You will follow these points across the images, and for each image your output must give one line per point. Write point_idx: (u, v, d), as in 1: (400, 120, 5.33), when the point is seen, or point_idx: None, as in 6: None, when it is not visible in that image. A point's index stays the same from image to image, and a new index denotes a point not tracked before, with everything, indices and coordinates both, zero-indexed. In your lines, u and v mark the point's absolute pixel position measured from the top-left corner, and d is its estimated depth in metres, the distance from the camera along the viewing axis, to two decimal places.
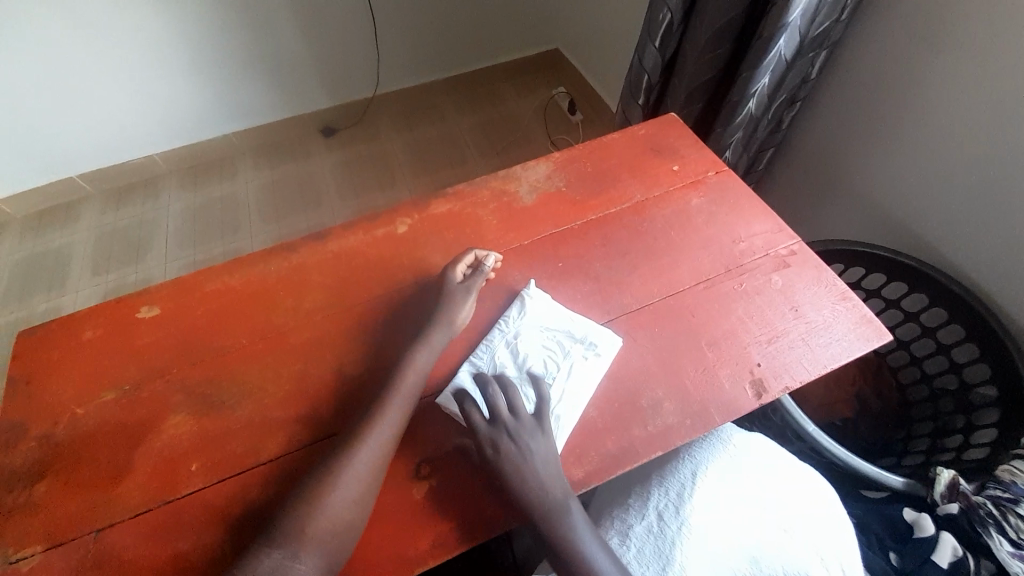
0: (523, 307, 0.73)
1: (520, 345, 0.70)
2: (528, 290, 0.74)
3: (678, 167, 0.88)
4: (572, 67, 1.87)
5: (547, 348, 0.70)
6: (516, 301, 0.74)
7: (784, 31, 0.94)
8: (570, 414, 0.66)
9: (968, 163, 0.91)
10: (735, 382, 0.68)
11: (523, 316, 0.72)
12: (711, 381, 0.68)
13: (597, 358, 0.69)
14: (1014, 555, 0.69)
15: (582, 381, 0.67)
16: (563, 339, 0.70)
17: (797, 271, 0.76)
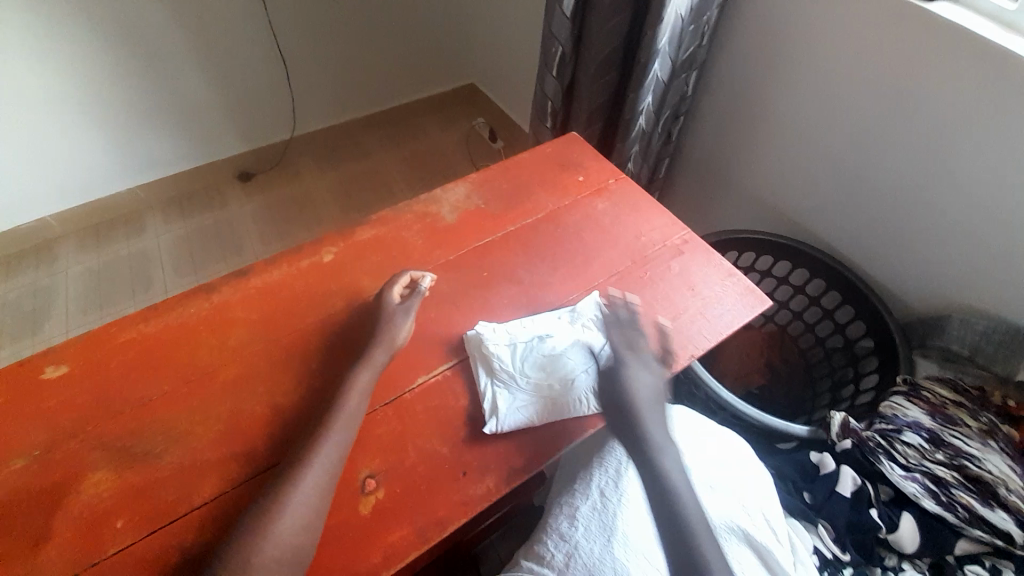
0: (501, 407, 0.68)
1: (544, 386, 0.70)
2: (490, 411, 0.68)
3: (583, 178, 0.98)
4: (486, 99, 2.00)
5: (531, 370, 0.72)
6: (502, 416, 0.68)
7: (657, 56, 1.09)
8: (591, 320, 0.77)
9: (818, 154, 1.09)
10: (626, 316, 0.78)
11: (508, 408, 0.68)
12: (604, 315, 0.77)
13: (508, 326, 0.76)
14: (907, 477, 0.79)
15: (552, 330, 0.76)
16: (513, 355, 0.72)
17: (691, 256, 0.87)
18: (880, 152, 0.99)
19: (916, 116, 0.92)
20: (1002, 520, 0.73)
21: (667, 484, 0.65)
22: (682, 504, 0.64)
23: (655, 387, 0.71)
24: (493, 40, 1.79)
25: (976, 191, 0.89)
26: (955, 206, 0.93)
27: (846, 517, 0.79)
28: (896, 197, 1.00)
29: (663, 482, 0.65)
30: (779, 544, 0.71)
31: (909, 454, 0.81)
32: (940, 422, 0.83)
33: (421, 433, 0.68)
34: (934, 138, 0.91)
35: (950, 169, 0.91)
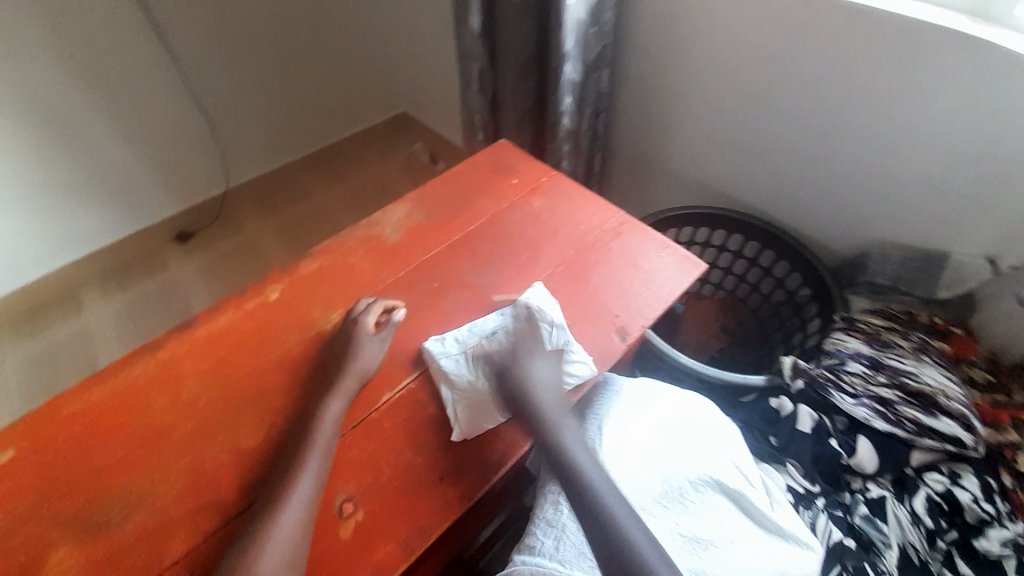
0: (462, 415, 0.69)
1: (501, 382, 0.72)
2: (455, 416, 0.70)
3: (518, 179, 1.01)
4: (419, 124, 2.03)
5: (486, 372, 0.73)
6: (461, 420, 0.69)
7: (567, 58, 1.15)
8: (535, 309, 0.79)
9: (731, 126, 1.17)
10: (529, 312, 0.79)
11: (471, 414, 0.69)
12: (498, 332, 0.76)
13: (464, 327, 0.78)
14: (857, 404, 0.82)
15: (500, 325, 0.77)
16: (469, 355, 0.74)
17: (628, 236, 0.91)
18: (782, 117, 1.08)
19: (806, 77, 1.00)
20: (945, 426, 0.78)
21: (581, 482, 0.66)
22: (597, 495, 0.65)
23: (546, 388, 0.71)
24: (416, 65, 1.83)
25: (868, 137, 0.98)
26: (856, 153, 1.01)
27: (810, 452, 0.82)
28: (805, 154, 1.08)
29: (577, 479, 0.66)
30: (754, 490, 0.74)
31: (855, 381, 0.84)
32: (876, 348, 0.89)
33: (392, 450, 0.67)
34: (825, 96, 1.00)
35: (843, 121, 1.00)
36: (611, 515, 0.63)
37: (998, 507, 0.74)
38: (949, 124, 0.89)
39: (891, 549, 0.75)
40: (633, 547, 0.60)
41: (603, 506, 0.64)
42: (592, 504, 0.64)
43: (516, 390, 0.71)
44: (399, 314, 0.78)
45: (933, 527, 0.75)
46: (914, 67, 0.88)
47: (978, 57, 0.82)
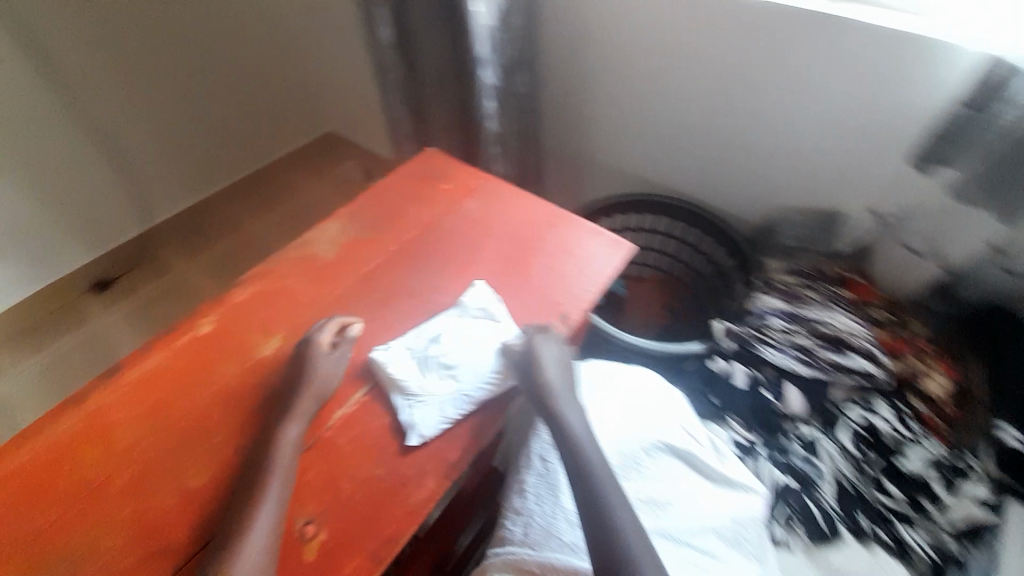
0: (419, 420, 0.69)
1: (449, 381, 0.72)
2: (411, 420, 0.69)
3: (450, 185, 1.01)
4: (347, 141, 1.99)
5: (437, 374, 0.73)
6: (415, 424, 0.69)
7: (484, 63, 1.16)
8: (480, 308, 0.80)
9: (647, 115, 1.23)
10: (476, 311, 0.80)
11: (427, 418, 0.69)
12: (445, 332, 0.77)
13: (413, 333, 0.78)
14: (780, 355, 0.89)
15: (446, 327, 0.78)
16: (417, 359, 0.74)
17: (560, 227, 0.95)
18: (688, 102, 1.15)
19: (705, 64, 1.08)
20: (858, 363, 0.85)
21: (582, 460, 0.67)
22: (594, 472, 0.65)
23: (549, 371, 0.72)
24: (337, 83, 1.81)
25: (763, 114, 1.07)
26: (756, 131, 1.10)
27: (748, 404, 0.89)
28: (715, 135, 1.16)
29: (577, 458, 0.67)
30: (697, 444, 0.79)
31: (777, 335, 0.91)
32: (793, 304, 0.96)
33: (350, 465, 0.67)
34: (721, 79, 1.08)
35: (739, 101, 1.08)
36: (600, 488, 0.64)
37: (913, 428, 0.81)
38: (829, 97, 0.98)
39: (825, 481, 0.79)
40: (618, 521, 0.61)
41: (595, 483, 0.64)
42: (586, 481, 0.65)
43: (523, 375, 0.72)
44: (354, 329, 0.77)
45: (859, 456, 0.81)
46: (794, 48, 0.96)
47: (841, 32, 0.90)
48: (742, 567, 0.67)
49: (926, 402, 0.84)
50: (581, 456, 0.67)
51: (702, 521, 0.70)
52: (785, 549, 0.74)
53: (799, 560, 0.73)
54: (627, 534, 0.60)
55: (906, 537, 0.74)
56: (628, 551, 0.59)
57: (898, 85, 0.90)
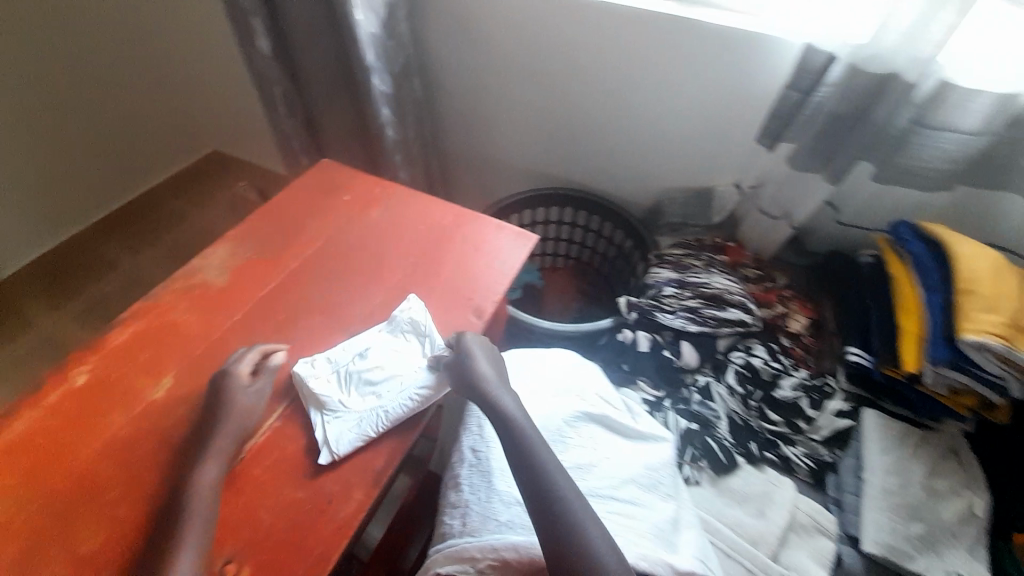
0: (331, 436, 0.67)
1: (369, 398, 0.71)
2: (325, 439, 0.67)
3: (349, 197, 0.96)
4: (236, 159, 1.86)
5: (359, 391, 0.72)
6: (329, 443, 0.66)
7: (372, 71, 1.15)
8: (407, 318, 0.78)
9: (539, 113, 1.30)
10: (403, 323, 0.78)
11: (340, 434, 0.67)
12: (370, 346, 0.75)
13: (339, 346, 0.76)
14: (673, 318, 0.99)
15: (373, 341, 0.76)
16: (340, 375, 0.73)
17: (467, 223, 0.94)
18: (574, 97, 1.23)
19: (583, 63, 1.16)
20: (735, 315, 0.97)
21: (522, 439, 0.68)
22: (533, 448, 0.67)
23: (477, 366, 0.72)
24: (219, 99, 1.70)
25: (639, 104, 1.17)
26: (635, 122, 1.21)
27: (653, 366, 0.99)
28: (601, 128, 1.25)
29: (517, 439, 0.69)
30: (611, 408, 0.86)
31: (670, 301, 1.01)
32: (681, 273, 1.06)
33: (268, 493, 0.63)
34: (600, 75, 1.16)
35: (617, 93, 1.18)
36: (539, 461, 0.66)
37: (785, 363, 0.94)
38: (690, 88, 1.10)
39: (721, 420, 0.90)
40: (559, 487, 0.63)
41: (535, 458, 0.66)
42: (527, 458, 0.66)
43: (455, 376, 0.73)
44: (278, 357, 0.73)
45: (744, 393, 0.93)
46: (657, 45, 1.06)
47: (694, 29, 1.01)
48: (659, 507, 0.74)
49: (792, 338, 0.98)
50: (520, 435, 0.69)
51: (622, 474, 0.76)
52: (695, 485, 0.84)
53: (707, 491, 0.83)
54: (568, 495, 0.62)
55: (788, 454, 0.87)
56: (568, 510, 0.61)
57: (745, 72, 1.03)
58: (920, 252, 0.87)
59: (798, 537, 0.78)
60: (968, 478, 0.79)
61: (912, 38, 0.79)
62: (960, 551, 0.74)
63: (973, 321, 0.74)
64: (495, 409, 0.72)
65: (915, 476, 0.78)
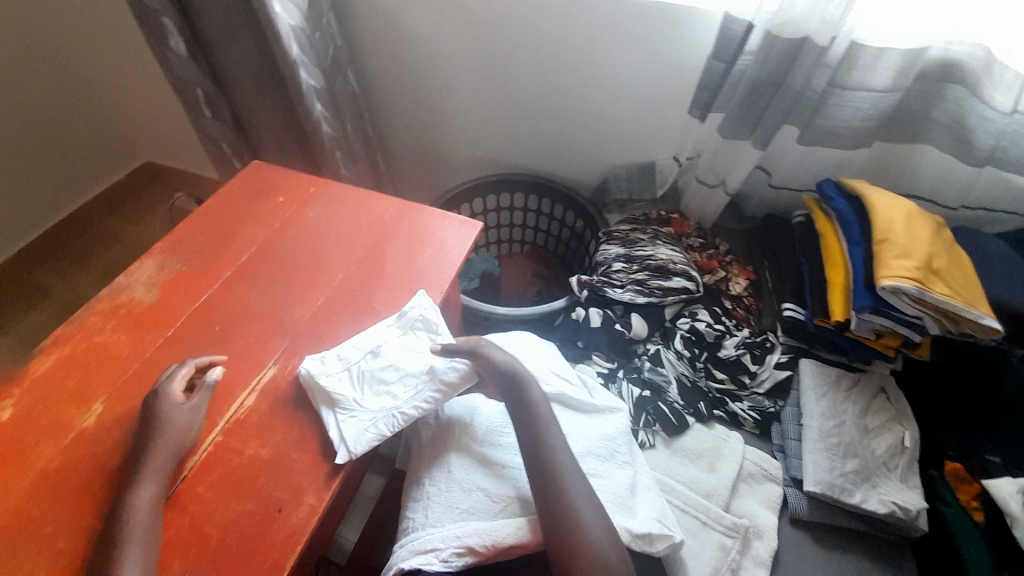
0: (348, 436, 0.66)
1: (387, 399, 0.71)
2: (343, 438, 0.66)
3: (284, 198, 0.93)
4: (178, 171, 1.79)
5: (373, 388, 0.71)
6: (345, 443, 0.65)
7: (299, 65, 1.10)
8: (416, 314, 0.76)
9: (477, 99, 1.29)
10: (415, 318, 0.76)
11: (357, 434, 0.66)
12: (383, 344, 0.74)
13: (351, 343, 0.74)
14: (622, 292, 1.01)
15: (384, 338, 0.75)
16: (355, 373, 0.72)
17: (407, 214, 0.91)
18: (512, 81, 1.22)
19: (516, 44, 1.15)
20: (679, 283, 1.00)
21: (541, 433, 0.71)
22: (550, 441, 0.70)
23: (501, 361, 0.76)
24: (148, 106, 1.61)
25: (576, 84, 1.18)
26: (573, 101, 1.21)
27: (605, 340, 1.00)
28: (541, 109, 1.25)
29: (536, 431, 0.71)
30: (567, 384, 0.87)
31: (619, 276, 1.04)
32: (628, 247, 1.08)
33: (216, 507, 0.62)
34: (535, 57, 1.16)
35: (553, 75, 1.18)
36: (553, 454, 0.69)
37: (727, 324, 0.99)
38: (622, 63, 1.11)
39: (671, 384, 0.94)
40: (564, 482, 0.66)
41: (548, 449, 0.69)
42: (544, 452, 0.69)
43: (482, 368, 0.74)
44: (215, 372, 0.71)
45: (691, 356, 0.97)
46: (585, 23, 1.07)
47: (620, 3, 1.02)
48: (616, 476, 0.75)
49: (733, 300, 1.03)
50: (540, 429, 0.71)
51: (579, 448, 0.78)
52: (650, 449, 0.87)
53: (662, 453, 0.86)
54: (567, 475, 0.67)
55: (735, 409, 0.91)
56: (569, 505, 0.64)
57: (672, 44, 1.05)
58: (844, 209, 0.91)
59: (747, 486, 0.82)
60: (897, 414, 0.86)
61: (819, 3, 0.82)
62: (892, 481, 0.80)
63: (890, 267, 0.77)
64: (522, 403, 0.74)
65: (848, 417, 0.84)
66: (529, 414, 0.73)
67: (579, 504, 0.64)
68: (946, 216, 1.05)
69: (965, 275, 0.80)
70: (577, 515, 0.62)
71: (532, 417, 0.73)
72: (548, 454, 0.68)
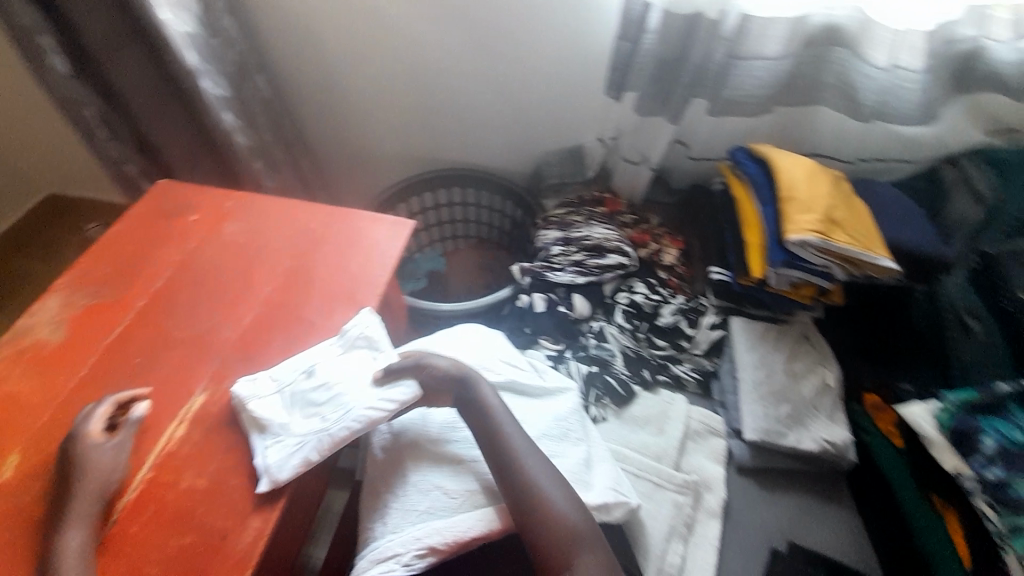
0: (271, 462, 0.62)
1: (317, 423, 0.67)
2: (268, 465, 0.62)
3: (198, 216, 0.88)
4: (88, 202, 1.65)
5: (304, 411, 0.69)
6: (268, 471, 0.62)
7: (199, 75, 1.04)
8: (354, 333, 0.74)
9: (398, 96, 1.27)
10: (354, 337, 0.74)
11: (281, 459, 0.63)
12: (318, 365, 0.71)
13: (286, 364, 0.72)
14: (562, 274, 1.03)
15: (320, 357, 0.72)
16: (286, 397, 0.69)
17: (334, 219, 0.88)
18: (432, 76, 1.21)
19: (427, 39, 1.15)
20: (615, 260, 1.03)
21: (494, 424, 0.71)
22: (501, 432, 0.70)
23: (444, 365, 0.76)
24: (40, 133, 1.48)
25: (495, 74, 1.19)
26: (494, 91, 1.22)
27: (551, 323, 1.02)
28: (463, 102, 1.25)
29: (488, 424, 0.71)
30: (518, 371, 0.87)
31: (557, 259, 1.05)
32: (564, 230, 1.10)
33: (152, 546, 0.58)
34: (451, 50, 1.16)
35: (472, 67, 1.18)
36: (506, 443, 0.69)
37: (663, 293, 1.03)
38: (535, 50, 1.13)
39: (616, 357, 0.97)
40: (524, 467, 0.66)
41: (503, 440, 0.69)
42: (500, 444, 0.69)
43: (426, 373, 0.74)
44: (138, 407, 0.66)
45: (633, 328, 1.00)
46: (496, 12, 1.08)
47: None
48: (571, 453, 0.77)
49: (667, 270, 1.07)
50: (492, 422, 0.71)
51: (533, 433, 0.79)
52: (603, 421, 0.90)
53: (614, 424, 0.89)
54: (524, 458, 0.67)
55: (677, 372, 0.96)
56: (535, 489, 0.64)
57: (580, 27, 1.08)
58: (756, 173, 0.97)
59: (695, 443, 0.87)
60: (820, 357, 0.93)
61: None
62: (821, 419, 0.86)
63: (795, 223, 0.83)
64: (468, 402, 0.74)
65: (777, 365, 0.89)
66: (481, 414, 0.72)
67: (543, 483, 0.65)
68: (846, 169, 1.14)
69: (863, 223, 0.87)
70: (544, 493, 0.64)
71: (484, 417, 0.72)
72: (504, 445, 0.69)
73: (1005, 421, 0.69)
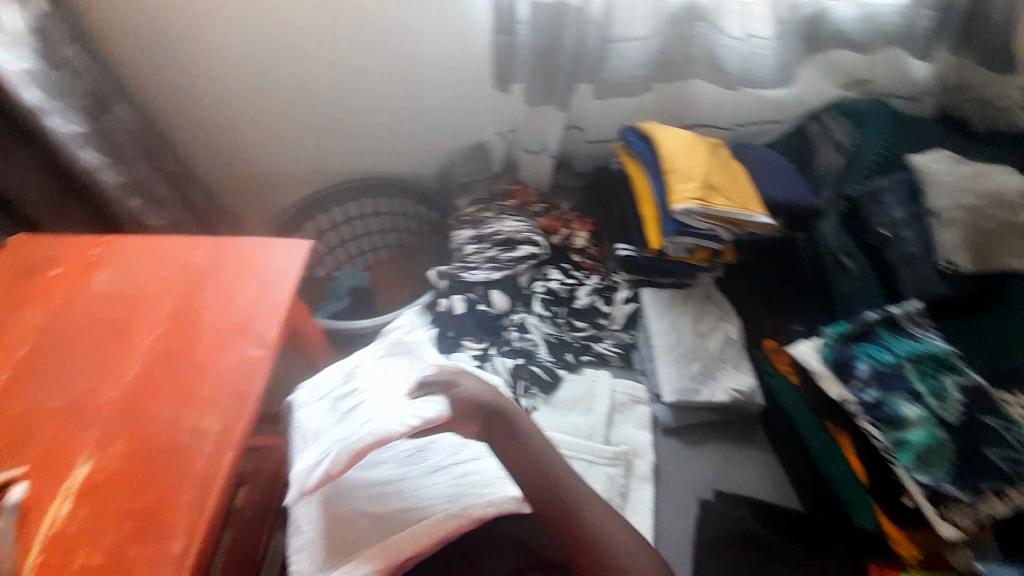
0: (299, 471, 0.65)
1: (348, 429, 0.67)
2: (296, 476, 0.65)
3: (61, 269, 0.80)
4: None
5: (343, 418, 0.71)
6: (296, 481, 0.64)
7: (44, 111, 0.93)
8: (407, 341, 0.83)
9: (285, 111, 1.22)
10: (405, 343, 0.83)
11: (305, 468, 0.65)
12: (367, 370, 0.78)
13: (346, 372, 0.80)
14: (476, 273, 1.03)
15: (370, 363, 0.79)
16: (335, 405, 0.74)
17: (221, 251, 0.83)
18: (315, 86, 1.18)
19: (304, 48, 1.12)
20: (526, 251, 1.05)
21: (538, 456, 0.64)
22: (550, 466, 0.64)
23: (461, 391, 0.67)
24: None
25: (381, 79, 1.17)
26: (384, 96, 1.19)
27: (473, 323, 1.01)
28: (355, 110, 1.22)
29: (528, 454, 0.64)
30: None
31: (471, 258, 1.05)
32: (476, 228, 1.10)
33: None
34: (333, 55, 1.12)
35: (358, 73, 1.15)
36: (558, 479, 0.63)
37: (577, 276, 1.06)
38: (416, 51, 1.12)
39: (539, 346, 0.99)
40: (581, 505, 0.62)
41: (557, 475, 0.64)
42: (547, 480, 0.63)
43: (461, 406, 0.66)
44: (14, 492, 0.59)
45: (552, 315, 1.03)
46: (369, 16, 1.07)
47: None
48: None
49: (579, 253, 1.10)
50: (538, 452, 0.65)
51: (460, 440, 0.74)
52: (534, 411, 0.93)
53: (545, 411, 0.93)
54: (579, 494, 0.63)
55: (600, 349, 1.00)
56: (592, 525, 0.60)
57: (456, 25, 1.08)
58: (644, 150, 1.01)
59: (622, 415, 0.93)
60: (723, 313, 0.99)
61: None
62: (730, 370, 0.93)
63: (677, 193, 0.89)
64: (508, 434, 0.66)
65: (686, 328, 0.95)
66: (522, 451, 0.65)
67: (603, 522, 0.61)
68: (728, 136, 1.22)
69: (740, 185, 0.94)
70: (611, 532, 0.60)
71: (523, 454, 0.64)
72: (555, 479, 0.63)
73: (876, 346, 0.78)
